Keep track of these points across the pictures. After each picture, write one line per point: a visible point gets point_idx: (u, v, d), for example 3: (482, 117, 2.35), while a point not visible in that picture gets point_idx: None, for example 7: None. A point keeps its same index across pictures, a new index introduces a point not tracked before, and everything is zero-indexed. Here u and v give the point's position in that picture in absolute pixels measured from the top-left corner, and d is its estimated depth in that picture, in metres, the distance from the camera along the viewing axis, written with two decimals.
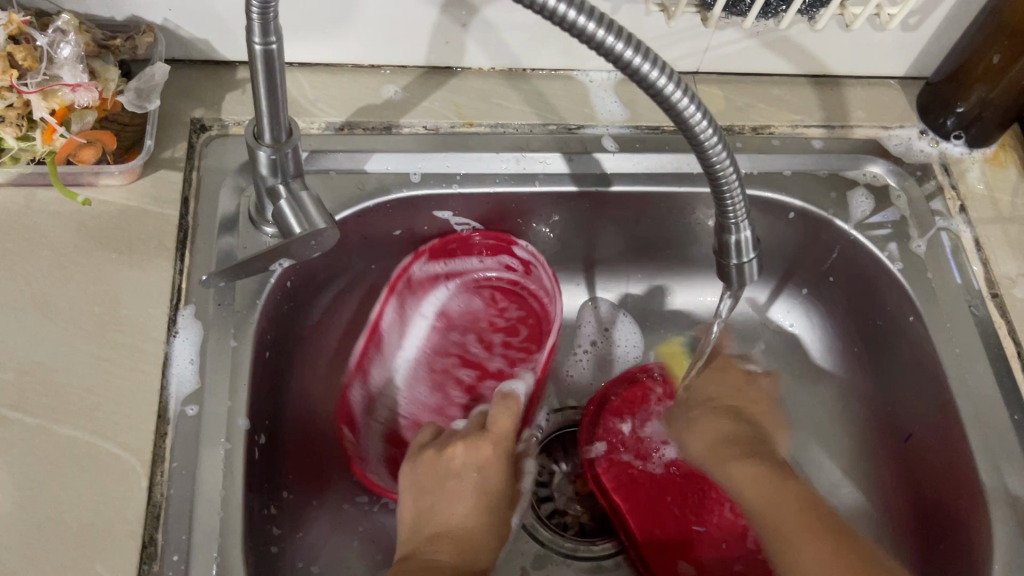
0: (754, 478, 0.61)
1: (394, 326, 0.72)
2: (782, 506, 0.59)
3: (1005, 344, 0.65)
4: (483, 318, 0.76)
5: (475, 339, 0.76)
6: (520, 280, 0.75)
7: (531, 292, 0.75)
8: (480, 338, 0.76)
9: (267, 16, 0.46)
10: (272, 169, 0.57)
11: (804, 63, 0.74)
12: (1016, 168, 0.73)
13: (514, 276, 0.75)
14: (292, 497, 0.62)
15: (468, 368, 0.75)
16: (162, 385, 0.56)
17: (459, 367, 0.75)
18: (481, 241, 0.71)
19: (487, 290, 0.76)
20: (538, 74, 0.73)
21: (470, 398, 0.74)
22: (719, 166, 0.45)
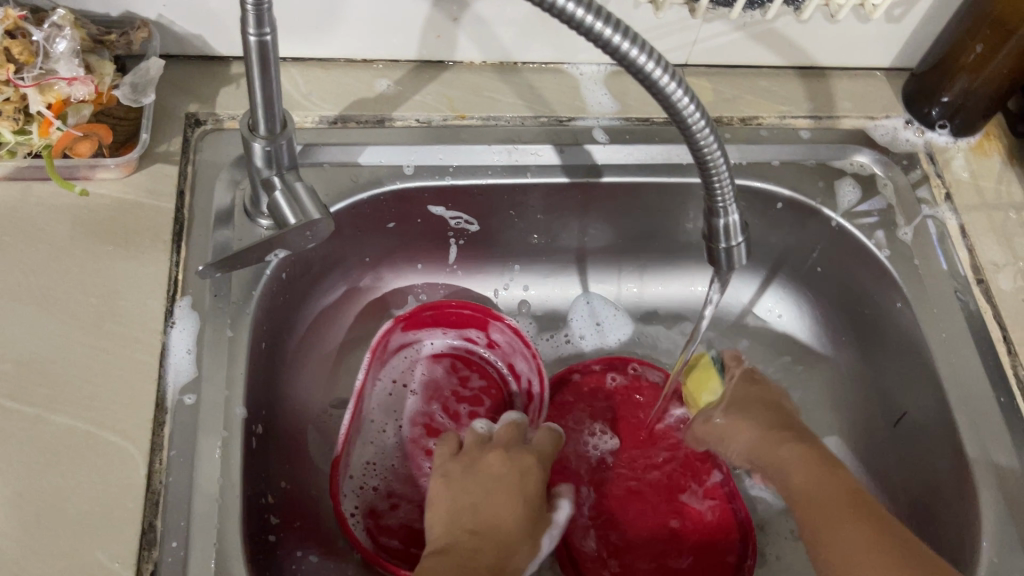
0: (796, 461, 0.63)
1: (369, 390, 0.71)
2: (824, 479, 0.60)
3: (991, 328, 0.66)
4: (446, 387, 0.75)
5: (441, 410, 0.73)
6: (476, 349, 0.77)
7: (488, 359, 0.77)
8: (445, 408, 0.73)
9: (262, 8, 0.46)
10: (267, 161, 0.57)
11: (791, 55, 0.75)
12: (1000, 157, 0.75)
13: (472, 346, 0.76)
14: (289, 488, 0.63)
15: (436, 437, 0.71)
16: (159, 375, 0.56)
17: (426, 437, 0.71)
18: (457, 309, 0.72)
19: (448, 358, 0.76)
20: (529, 68, 0.74)
21: None
22: (707, 150, 0.46)
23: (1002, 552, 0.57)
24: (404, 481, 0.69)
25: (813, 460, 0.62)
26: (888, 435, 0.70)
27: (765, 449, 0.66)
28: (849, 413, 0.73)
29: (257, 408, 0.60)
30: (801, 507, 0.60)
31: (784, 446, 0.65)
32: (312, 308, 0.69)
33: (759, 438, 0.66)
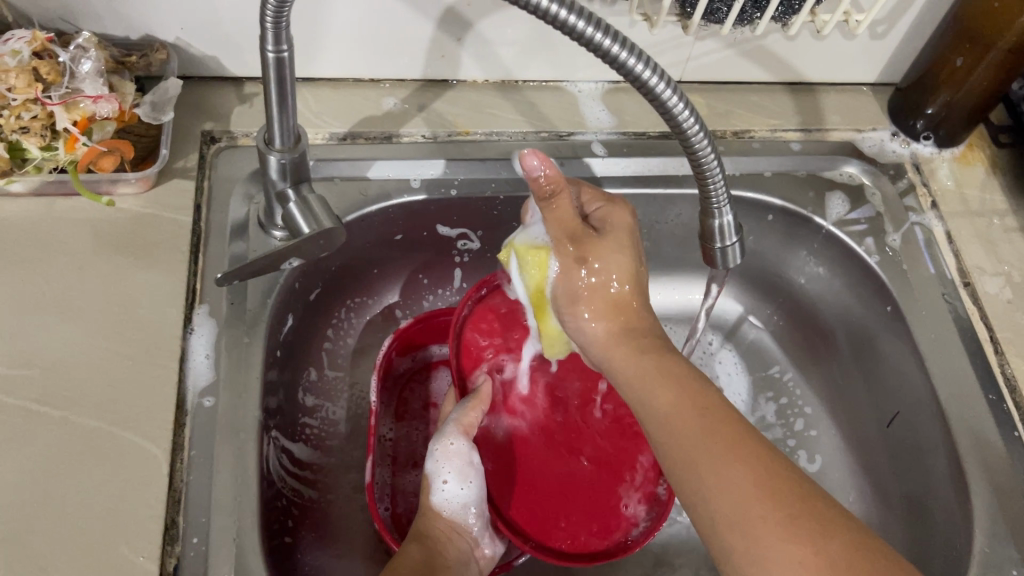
0: (653, 375, 0.53)
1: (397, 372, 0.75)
2: (699, 434, 0.49)
3: (978, 330, 0.69)
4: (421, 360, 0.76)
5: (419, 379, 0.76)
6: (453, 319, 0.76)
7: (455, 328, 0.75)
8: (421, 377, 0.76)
9: (280, 27, 0.49)
10: (282, 174, 0.60)
11: (781, 71, 0.79)
12: (983, 167, 0.78)
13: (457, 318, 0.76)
14: (314, 495, 0.67)
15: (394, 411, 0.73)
16: (180, 379, 0.59)
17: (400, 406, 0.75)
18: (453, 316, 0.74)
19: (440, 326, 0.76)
20: (530, 86, 0.78)
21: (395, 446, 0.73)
22: (701, 154, 0.49)
23: (993, 543, 0.59)
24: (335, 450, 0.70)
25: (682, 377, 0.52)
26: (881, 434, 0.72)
27: (636, 360, 0.54)
28: (842, 415, 0.75)
29: (270, 412, 0.63)
30: (669, 451, 0.50)
31: (621, 351, 0.55)
32: (323, 321, 0.72)
33: (609, 342, 0.57)
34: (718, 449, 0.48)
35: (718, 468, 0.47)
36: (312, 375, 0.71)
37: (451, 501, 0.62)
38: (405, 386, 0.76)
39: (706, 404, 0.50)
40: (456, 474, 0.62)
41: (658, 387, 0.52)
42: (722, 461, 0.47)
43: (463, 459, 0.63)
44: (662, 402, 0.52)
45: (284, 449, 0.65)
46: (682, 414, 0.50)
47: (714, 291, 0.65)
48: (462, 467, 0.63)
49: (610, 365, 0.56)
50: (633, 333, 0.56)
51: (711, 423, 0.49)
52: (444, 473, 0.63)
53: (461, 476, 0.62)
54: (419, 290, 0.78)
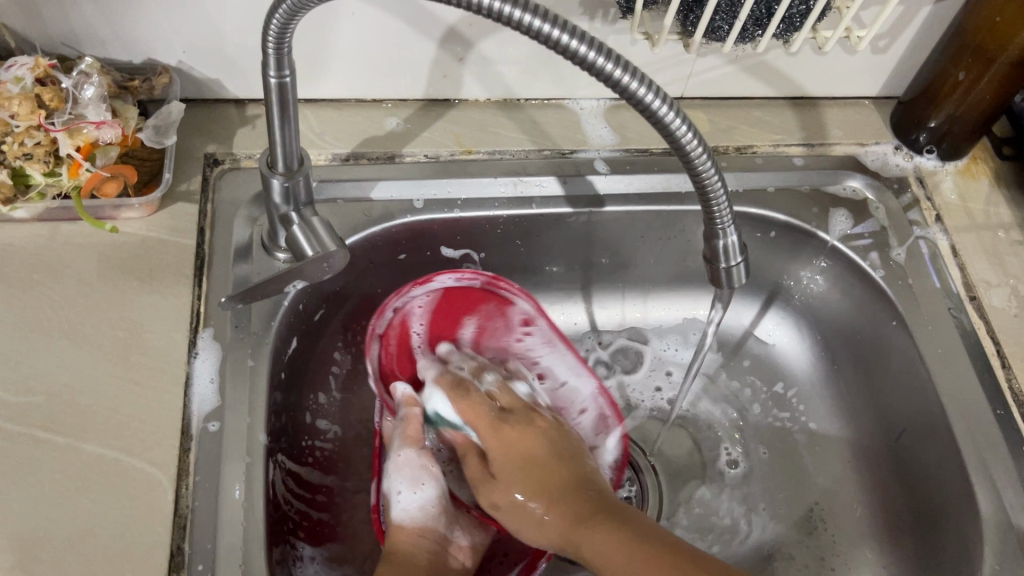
0: (609, 553, 0.56)
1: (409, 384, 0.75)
2: None
3: (985, 344, 0.68)
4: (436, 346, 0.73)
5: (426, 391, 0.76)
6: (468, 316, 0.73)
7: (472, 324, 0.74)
8: None
9: (282, 53, 0.50)
10: (284, 198, 0.61)
11: (783, 86, 0.79)
12: (987, 179, 0.78)
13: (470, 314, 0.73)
14: (323, 516, 0.67)
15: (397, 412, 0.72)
16: (184, 403, 0.58)
17: None
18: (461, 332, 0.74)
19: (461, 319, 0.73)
20: (532, 104, 0.77)
21: None
22: (704, 174, 0.49)
23: (1003, 560, 0.59)
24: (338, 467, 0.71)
25: (624, 541, 0.56)
26: (889, 449, 0.71)
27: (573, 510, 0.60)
28: (849, 429, 0.75)
29: (274, 437, 0.63)
30: None
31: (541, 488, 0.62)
32: (328, 342, 0.72)
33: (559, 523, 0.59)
34: None
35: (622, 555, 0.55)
36: (317, 397, 0.71)
37: (412, 506, 0.62)
38: None
39: (634, 545, 0.55)
40: (406, 482, 0.63)
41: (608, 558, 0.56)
42: (639, 568, 0.54)
43: (413, 467, 0.64)
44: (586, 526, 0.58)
45: (289, 471, 0.65)
46: (597, 538, 0.57)
47: (718, 308, 0.65)
48: (409, 476, 0.64)
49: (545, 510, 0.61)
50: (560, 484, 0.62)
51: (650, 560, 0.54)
52: (396, 484, 0.63)
53: (413, 483, 0.63)
54: None
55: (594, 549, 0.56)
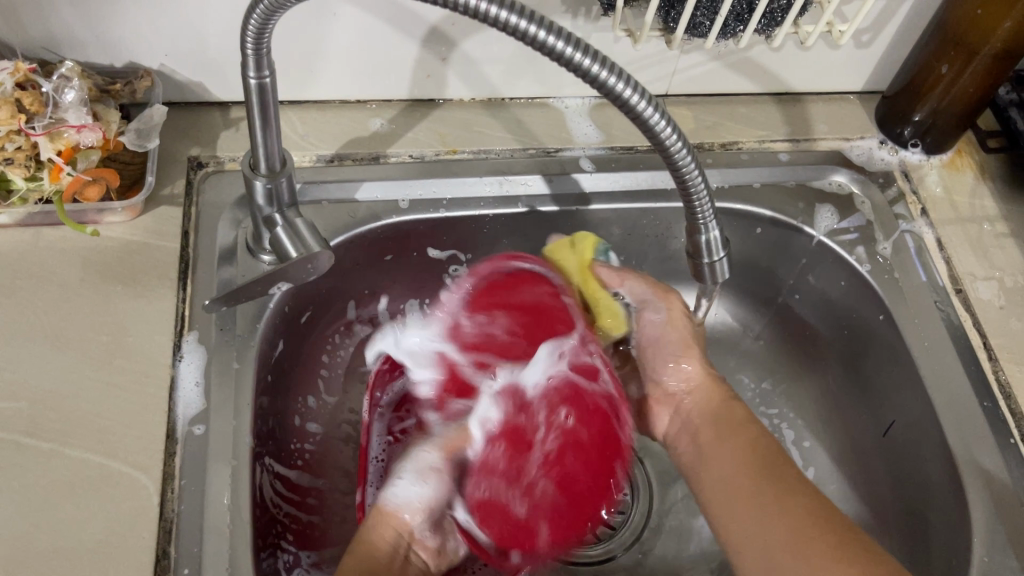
0: (731, 454, 0.59)
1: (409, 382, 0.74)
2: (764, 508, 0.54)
3: (972, 336, 0.68)
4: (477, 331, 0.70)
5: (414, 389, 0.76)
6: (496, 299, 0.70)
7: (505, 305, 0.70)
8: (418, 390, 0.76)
9: (262, 54, 0.50)
10: (268, 199, 0.60)
11: (767, 82, 0.79)
12: (972, 172, 0.78)
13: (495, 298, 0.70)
14: (313, 519, 0.67)
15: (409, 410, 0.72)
16: (169, 407, 0.58)
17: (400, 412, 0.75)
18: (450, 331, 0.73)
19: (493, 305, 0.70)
20: (517, 103, 0.77)
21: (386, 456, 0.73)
22: (685, 169, 0.48)
23: (993, 552, 0.59)
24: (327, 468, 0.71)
25: (747, 452, 0.59)
26: (878, 442, 0.71)
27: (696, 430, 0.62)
28: (838, 424, 0.75)
29: (261, 440, 0.63)
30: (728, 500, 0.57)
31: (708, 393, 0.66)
32: (314, 344, 0.72)
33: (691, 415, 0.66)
34: (779, 500, 0.54)
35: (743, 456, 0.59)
36: (305, 400, 0.71)
37: (404, 498, 0.59)
38: None
39: (750, 458, 0.58)
40: (413, 474, 0.60)
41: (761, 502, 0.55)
42: (744, 478, 0.57)
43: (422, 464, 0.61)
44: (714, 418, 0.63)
45: (277, 474, 0.65)
46: (741, 440, 0.60)
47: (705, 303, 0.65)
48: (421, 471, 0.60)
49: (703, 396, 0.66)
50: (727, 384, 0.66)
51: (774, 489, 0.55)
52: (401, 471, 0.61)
53: (419, 475, 0.60)
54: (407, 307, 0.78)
55: (713, 456, 0.60)
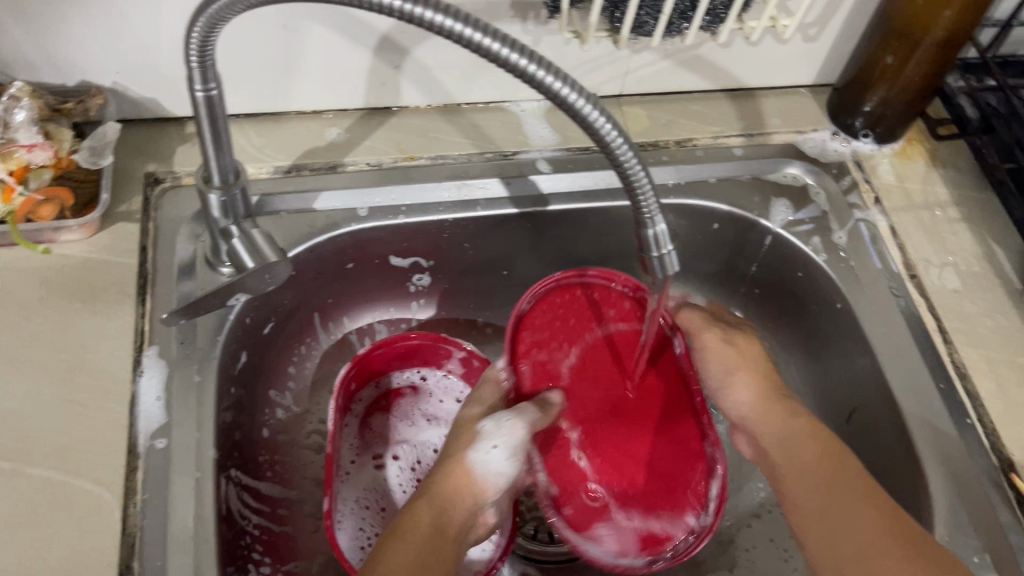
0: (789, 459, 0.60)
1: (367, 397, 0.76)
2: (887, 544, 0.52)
3: (927, 321, 0.69)
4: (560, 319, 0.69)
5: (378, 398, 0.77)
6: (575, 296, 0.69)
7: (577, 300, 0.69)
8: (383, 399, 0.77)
9: (207, 66, 0.50)
10: (223, 211, 0.61)
11: (719, 79, 0.80)
12: (923, 160, 0.79)
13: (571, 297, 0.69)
14: (284, 530, 0.68)
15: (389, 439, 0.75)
16: (130, 422, 0.58)
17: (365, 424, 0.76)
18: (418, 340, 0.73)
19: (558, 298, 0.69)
20: (472, 108, 0.78)
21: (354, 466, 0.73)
22: (627, 164, 0.49)
23: (952, 531, 0.60)
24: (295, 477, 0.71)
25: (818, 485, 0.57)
26: (841, 430, 0.72)
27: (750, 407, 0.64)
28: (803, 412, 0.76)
29: (227, 452, 0.63)
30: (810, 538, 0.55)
31: (766, 414, 0.63)
32: (279, 355, 0.72)
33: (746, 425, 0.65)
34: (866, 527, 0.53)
35: (802, 441, 0.59)
36: (271, 411, 0.71)
37: (490, 466, 0.62)
38: (369, 415, 0.76)
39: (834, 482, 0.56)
40: (506, 442, 0.63)
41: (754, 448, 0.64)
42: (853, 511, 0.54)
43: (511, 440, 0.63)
44: (772, 424, 0.62)
45: (245, 487, 0.65)
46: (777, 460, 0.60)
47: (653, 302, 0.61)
48: (514, 441, 0.63)
49: (761, 420, 0.63)
50: (779, 391, 0.65)
51: (828, 462, 0.57)
52: (496, 437, 0.63)
53: (509, 451, 0.63)
54: (374, 315, 0.79)
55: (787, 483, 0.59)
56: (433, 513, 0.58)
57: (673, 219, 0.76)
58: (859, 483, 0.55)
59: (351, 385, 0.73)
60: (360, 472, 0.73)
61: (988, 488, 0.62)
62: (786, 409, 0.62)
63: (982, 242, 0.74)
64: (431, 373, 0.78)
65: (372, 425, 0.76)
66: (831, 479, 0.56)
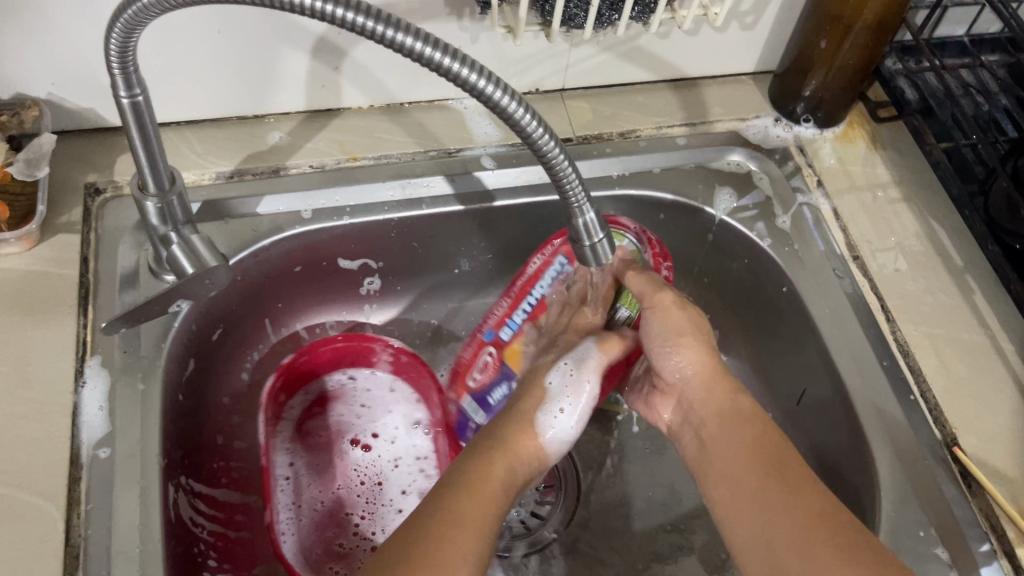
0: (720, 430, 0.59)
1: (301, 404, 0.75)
2: (797, 514, 0.51)
3: (870, 301, 0.70)
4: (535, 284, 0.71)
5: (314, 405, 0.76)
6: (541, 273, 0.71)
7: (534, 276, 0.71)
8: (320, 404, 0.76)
9: (128, 71, 0.50)
10: (161, 219, 0.60)
11: (660, 69, 0.80)
12: (864, 142, 0.80)
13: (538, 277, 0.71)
14: (242, 535, 0.68)
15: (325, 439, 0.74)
16: (72, 433, 0.58)
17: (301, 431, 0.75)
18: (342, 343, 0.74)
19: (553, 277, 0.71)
20: (416, 107, 0.78)
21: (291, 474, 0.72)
22: (552, 156, 0.49)
23: (898, 505, 0.61)
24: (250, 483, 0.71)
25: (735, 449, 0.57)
26: (791, 412, 0.73)
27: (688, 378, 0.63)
28: (755, 398, 0.77)
29: (176, 460, 0.63)
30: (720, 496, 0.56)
31: (712, 396, 0.62)
32: (229, 361, 0.72)
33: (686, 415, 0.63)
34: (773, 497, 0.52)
35: (736, 436, 0.58)
36: (224, 417, 0.71)
37: (560, 429, 0.63)
38: (307, 422, 0.75)
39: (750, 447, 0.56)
40: (570, 405, 0.64)
41: (693, 442, 0.62)
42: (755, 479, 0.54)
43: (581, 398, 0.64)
44: (713, 405, 0.61)
45: (197, 493, 0.65)
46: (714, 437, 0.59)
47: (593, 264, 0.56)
48: (581, 405, 0.64)
49: (703, 397, 0.62)
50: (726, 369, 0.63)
51: (759, 453, 0.55)
52: (562, 399, 0.64)
53: (576, 419, 0.64)
54: (326, 318, 0.79)
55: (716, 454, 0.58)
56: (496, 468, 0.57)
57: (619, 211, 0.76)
58: (796, 477, 0.53)
59: (279, 397, 0.73)
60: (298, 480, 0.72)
61: (932, 462, 0.62)
62: (731, 394, 0.61)
63: (923, 222, 0.76)
64: (359, 372, 0.78)
65: (313, 428, 0.75)
66: (767, 470, 0.54)
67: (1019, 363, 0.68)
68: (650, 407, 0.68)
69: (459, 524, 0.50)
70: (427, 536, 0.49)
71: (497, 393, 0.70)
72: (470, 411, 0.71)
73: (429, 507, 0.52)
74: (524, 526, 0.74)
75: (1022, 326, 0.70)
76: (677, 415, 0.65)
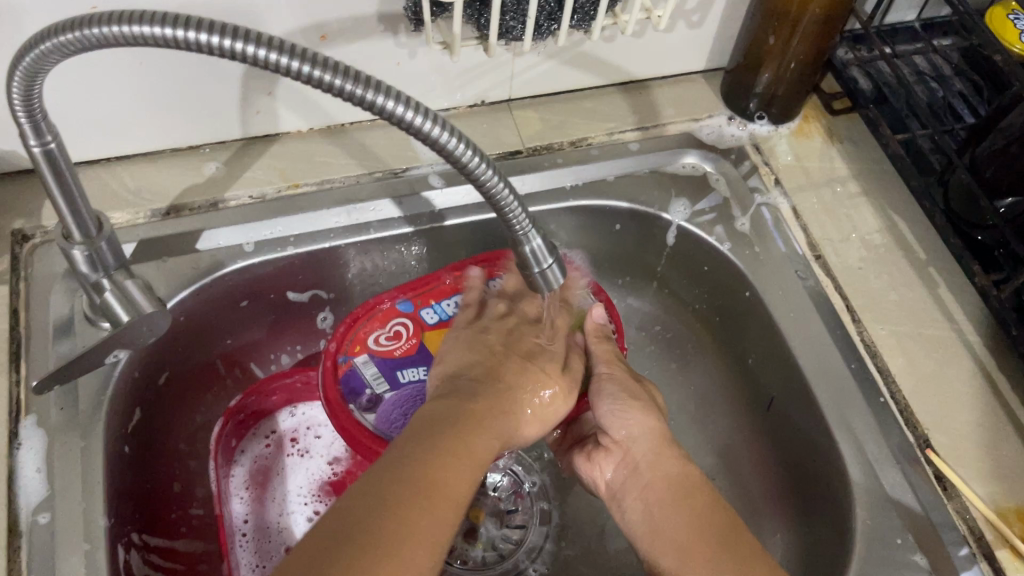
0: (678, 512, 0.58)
1: (256, 441, 0.73)
2: None
3: (834, 301, 0.69)
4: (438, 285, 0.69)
5: (269, 442, 0.74)
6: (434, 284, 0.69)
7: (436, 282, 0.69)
8: (276, 443, 0.74)
9: (37, 119, 0.47)
10: (91, 265, 0.56)
11: (608, 73, 0.78)
12: (821, 136, 0.78)
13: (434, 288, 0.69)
14: None
15: (278, 480, 0.72)
16: (10, 499, 0.55)
17: (255, 473, 0.72)
18: (293, 378, 0.72)
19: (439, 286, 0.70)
20: (358, 127, 0.76)
21: (248, 517, 0.70)
22: (489, 183, 0.48)
23: (874, 514, 0.59)
24: (206, 525, 0.68)
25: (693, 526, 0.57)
26: (761, 418, 0.71)
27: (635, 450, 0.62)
28: (725, 404, 0.75)
29: (127, 517, 0.60)
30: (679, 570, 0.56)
31: (659, 462, 0.61)
32: (180, 405, 0.69)
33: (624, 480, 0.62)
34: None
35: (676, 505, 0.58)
36: (179, 463, 0.68)
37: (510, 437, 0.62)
38: (259, 460, 0.73)
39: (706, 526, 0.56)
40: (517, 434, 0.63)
41: (636, 510, 0.60)
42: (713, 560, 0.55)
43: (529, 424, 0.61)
44: (661, 471, 0.60)
45: (151, 548, 0.62)
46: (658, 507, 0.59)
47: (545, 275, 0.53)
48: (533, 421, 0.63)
49: (653, 461, 0.61)
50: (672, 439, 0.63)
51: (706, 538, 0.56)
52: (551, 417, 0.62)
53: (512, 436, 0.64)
54: (278, 353, 0.76)
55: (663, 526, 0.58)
56: (476, 453, 0.53)
57: (573, 221, 0.74)
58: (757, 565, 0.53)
59: (231, 441, 0.71)
60: (257, 525, 0.70)
61: (905, 466, 0.61)
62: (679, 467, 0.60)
63: (883, 215, 0.74)
64: (310, 408, 0.76)
65: (265, 466, 0.73)
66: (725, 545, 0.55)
67: (986, 356, 0.67)
68: (589, 463, 0.65)
69: (435, 489, 0.49)
70: (393, 537, 0.45)
71: (410, 373, 0.66)
72: (363, 369, 0.65)
73: (412, 478, 0.48)
74: (497, 552, 0.71)
75: (988, 318, 0.69)
76: (621, 472, 0.62)
